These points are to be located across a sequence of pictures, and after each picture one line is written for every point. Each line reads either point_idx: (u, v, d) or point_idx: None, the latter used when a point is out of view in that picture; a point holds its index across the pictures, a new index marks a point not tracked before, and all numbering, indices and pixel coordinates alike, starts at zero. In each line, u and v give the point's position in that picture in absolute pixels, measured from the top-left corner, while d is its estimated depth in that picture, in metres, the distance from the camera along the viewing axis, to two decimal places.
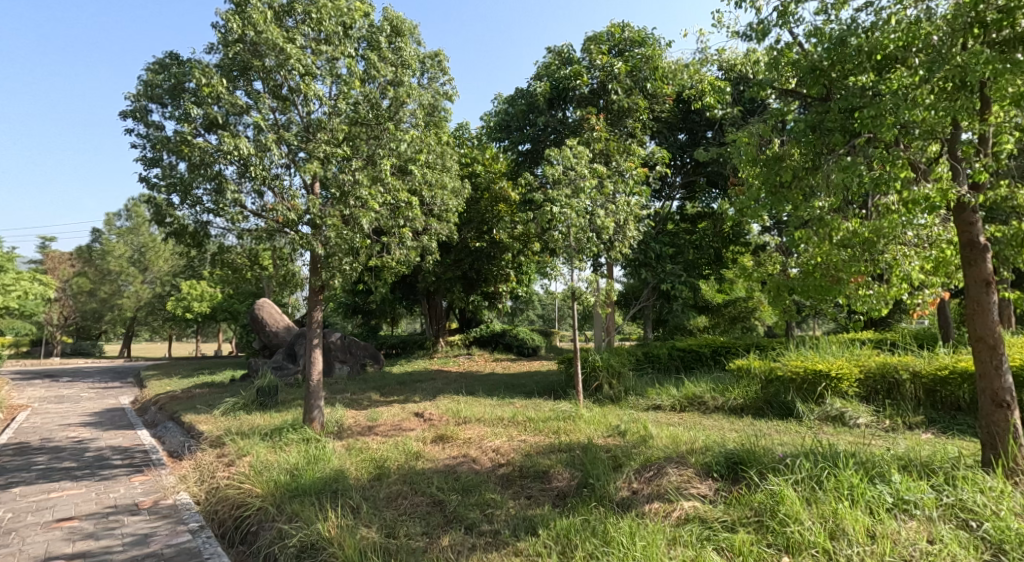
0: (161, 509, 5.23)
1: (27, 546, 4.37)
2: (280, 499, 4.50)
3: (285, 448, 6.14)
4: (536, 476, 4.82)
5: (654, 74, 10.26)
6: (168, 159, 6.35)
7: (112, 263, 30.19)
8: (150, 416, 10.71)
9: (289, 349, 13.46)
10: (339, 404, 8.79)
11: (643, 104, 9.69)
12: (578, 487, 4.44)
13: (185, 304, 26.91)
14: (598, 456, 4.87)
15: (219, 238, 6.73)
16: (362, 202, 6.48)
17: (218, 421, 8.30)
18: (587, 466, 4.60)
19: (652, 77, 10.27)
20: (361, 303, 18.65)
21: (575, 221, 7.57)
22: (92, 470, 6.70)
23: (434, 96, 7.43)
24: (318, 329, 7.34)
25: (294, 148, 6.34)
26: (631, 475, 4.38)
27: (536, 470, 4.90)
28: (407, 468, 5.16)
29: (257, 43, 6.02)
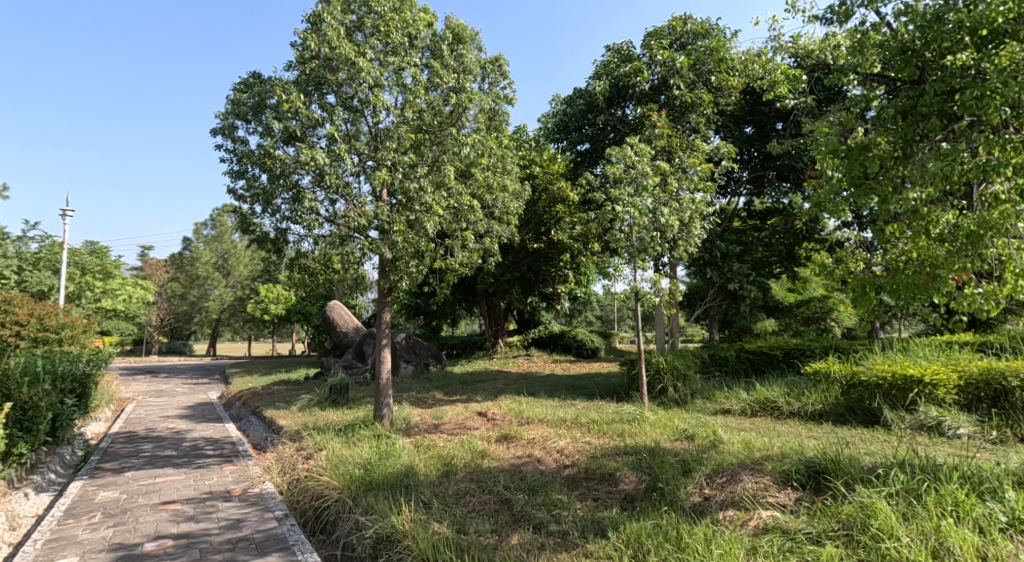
0: (250, 497, 5.59)
1: (140, 525, 4.80)
2: (356, 491, 4.69)
3: (358, 443, 6.40)
4: (603, 478, 4.77)
5: (719, 67, 9.90)
6: (252, 171, 6.77)
7: (199, 269, 32.48)
8: (235, 411, 11.49)
9: (358, 349, 14.01)
10: (405, 403, 9.06)
11: (708, 98, 9.33)
12: (647, 490, 4.36)
13: (263, 306, 28.65)
14: (667, 460, 4.75)
15: (296, 244, 7.10)
16: (427, 207, 6.64)
17: (295, 417, 8.77)
18: (655, 470, 4.50)
19: (717, 70, 9.91)
20: (424, 304, 19.12)
21: (638, 220, 7.41)
22: (189, 459, 7.27)
23: (494, 101, 7.51)
24: (387, 330, 7.60)
25: (364, 157, 6.61)
26: (702, 480, 4.25)
27: (603, 472, 4.85)
28: (473, 466, 5.24)
29: (331, 58, 6.33)
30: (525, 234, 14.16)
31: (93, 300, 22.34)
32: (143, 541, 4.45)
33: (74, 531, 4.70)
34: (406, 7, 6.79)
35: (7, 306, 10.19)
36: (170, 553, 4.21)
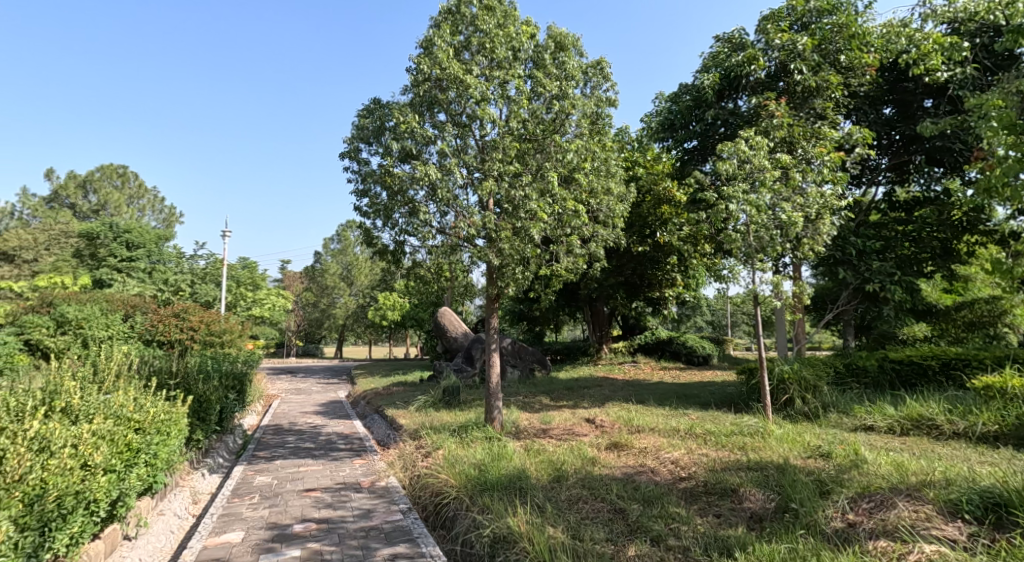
0: (377, 489, 6.00)
1: (288, 508, 5.35)
2: (473, 490, 4.85)
3: (472, 444, 6.62)
4: (725, 493, 4.51)
5: (850, 44, 8.91)
6: (375, 189, 7.32)
7: (327, 280, 35.37)
8: (360, 408, 12.43)
9: (468, 353, 14.51)
10: (513, 406, 9.22)
11: (836, 79, 8.35)
12: (778, 511, 4.06)
13: (381, 313, 30.71)
14: (801, 479, 4.38)
15: (412, 255, 7.54)
16: (533, 213, 6.73)
17: (413, 416, 9.30)
18: (786, 489, 4.19)
19: (848, 48, 8.92)
20: (527, 310, 19.35)
21: (756, 219, 6.93)
22: (325, 451, 8.00)
23: (596, 104, 7.44)
24: (495, 335, 7.80)
25: (472, 169, 6.87)
26: (846, 504, 3.86)
27: (724, 487, 4.59)
28: (585, 472, 5.20)
29: (441, 78, 6.68)
30: (630, 237, 13.78)
31: (245, 308, 25.42)
32: (293, 523, 4.96)
33: (239, 509, 5.36)
34: (510, 21, 7.00)
35: (185, 314, 12.04)
36: (314, 536, 4.65)
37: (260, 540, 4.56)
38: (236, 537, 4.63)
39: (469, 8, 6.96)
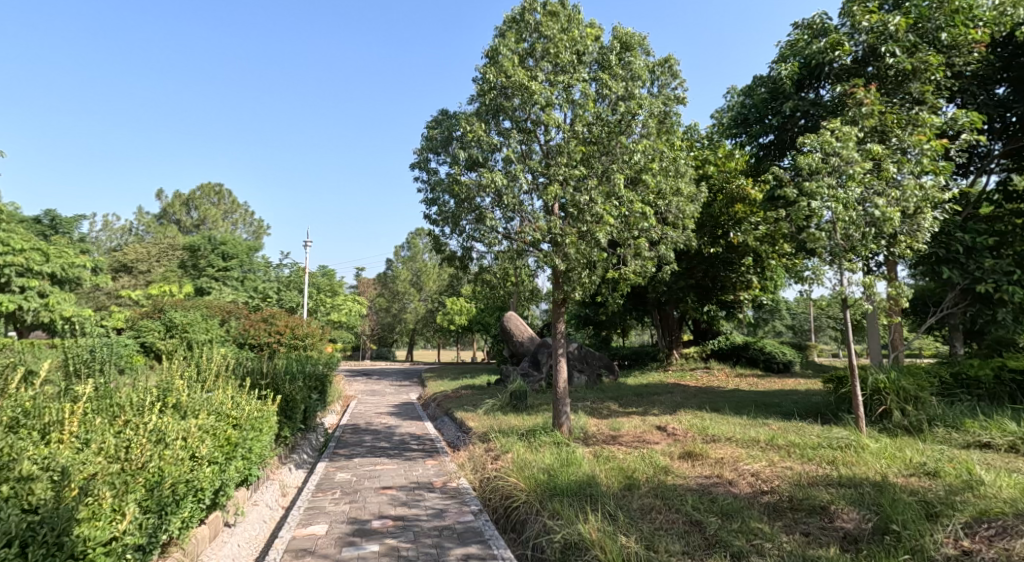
0: (449, 490, 6.17)
1: (367, 505, 5.61)
2: (543, 495, 4.89)
3: (540, 448, 6.66)
4: (814, 511, 4.27)
5: (952, 20, 8.32)
6: (443, 198, 7.56)
7: (398, 285, 36.67)
8: (431, 411, 12.80)
9: (534, 357, 14.55)
10: (581, 412, 9.17)
11: (938, 59, 7.79)
12: (876, 533, 3.80)
13: (449, 318, 31.42)
14: (903, 499, 4.09)
15: (479, 261, 7.72)
16: (598, 217, 6.66)
17: (482, 419, 9.48)
18: (886, 509, 3.92)
19: (950, 23, 8.33)
20: (593, 315, 19.17)
21: (843, 216, 6.53)
22: (399, 451, 8.31)
23: (663, 103, 7.30)
24: (562, 339, 7.80)
25: (537, 175, 6.93)
26: (959, 530, 3.56)
27: (812, 504, 4.35)
28: (658, 481, 5.10)
29: (507, 86, 6.80)
30: (701, 238, 13.33)
31: (325, 314, 26.95)
32: (371, 518, 5.20)
33: (322, 503, 5.69)
34: (574, 25, 7.03)
35: (272, 319, 13.13)
36: (391, 532, 4.85)
37: (342, 533, 4.82)
38: (320, 529, 4.92)
39: (533, 15, 7.05)
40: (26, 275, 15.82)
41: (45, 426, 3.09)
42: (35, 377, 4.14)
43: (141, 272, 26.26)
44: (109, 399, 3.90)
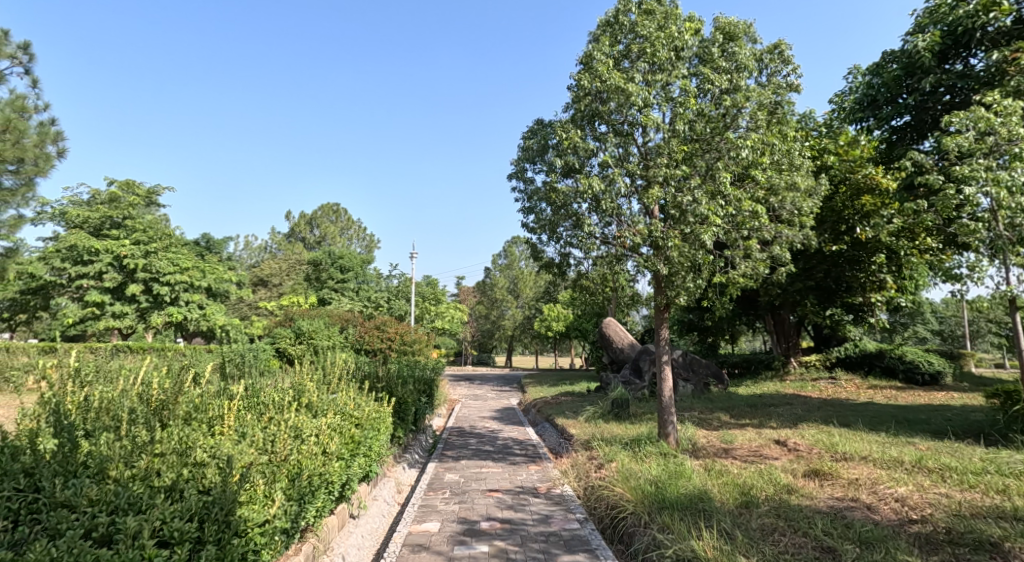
0: (554, 496, 6.22)
1: (476, 506, 5.80)
2: (650, 507, 4.77)
3: (646, 458, 6.51)
4: (978, 547, 3.76)
5: None
6: (541, 206, 7.67)
7: (496, 293, 37.42)
8: (532, 416, 12.93)
9: (634, 365, 14.19)
10: (689, 422, 8.81)
11: None
12: None
13: (547, 324, 31.51)
14: None
15: (576, 267, 7.72)
16: (702, 217, 6.40)
17: (584, 426, 9.43)
18: None
19: None
20: (697, 320, 18.35)
21: (1007, 204, 5.70)
22: (504, 455, 8.50)
23: (774, 92, 6.89)
24: (665, 346, 7.55)
25: (636, 177, 6.81)
26: None
27: (975, 539, 3.84)
28: (779, 500, 4.77)
29: (602, 91, 6.77)
30: (822, 235, 12.25)
31: (430, 322, 28.47)
32: (480, 519, 5.39)
33: (434, 502, 5.97)
34: (671, 22, 6.86)
35: (384, 326, 14.01)
36: (500, 534, 4.99)
37: (453, 532, 5.04)
38: (433, 527, 5.17)
39: (628, 16, 6.96)
40: (189, 290, 18.22)
41: (210, 419, 3.59)
42: (200, 378, 4.81)
43: (274, 285, 29.05)
44: (256, 397, 4.40)
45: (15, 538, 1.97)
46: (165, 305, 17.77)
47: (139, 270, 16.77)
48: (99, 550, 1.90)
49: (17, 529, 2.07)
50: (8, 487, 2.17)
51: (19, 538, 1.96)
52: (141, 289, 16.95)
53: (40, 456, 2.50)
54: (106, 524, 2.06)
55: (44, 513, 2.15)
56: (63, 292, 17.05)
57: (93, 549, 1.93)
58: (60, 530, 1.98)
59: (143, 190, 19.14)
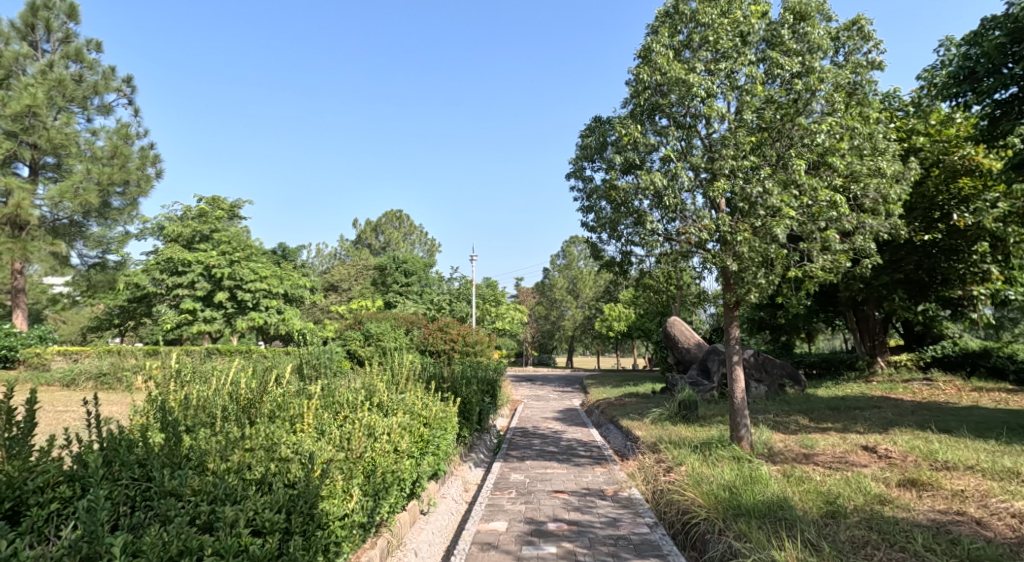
0: (622, 499, 6.10)
1: (542, 507, 5.79)
2: (725, 513, 4.59)
3: (718, 462, 6.27)
4: None
5: None
6: (600, 204, 7.56)
7: (555, 293, 37.26)
8: (596, 417, 12.78)
9: (702, 365, 13.71)
10: (764, 426, 8.42)
11: None
12: None
13: (608, 324, 31.07)
14: None
15: (639, 265, 7.56)
16: (774, 210, 6.09)
17: (651, 428, 9.21)
18: None
19: None
20: (769, 318, 17.53)
21: None
22: (569, 457, 8.43)
23: (853, 71, 6.45)
24: (736, 346, 7.24)
25: (700, 171, 6.58)
26: None
27: None
28: (870, 511, 4.45)
29: (663, 83, 6.59)
30: (912, 223, 11.35)
31: (491, 323, 28.97)
32: (547, 520, 5.37)
33: (501, 501, 6.02)
34: (736, 6, 6.59)
35: (447, 328, 14.29)
36: (568, 536, 4.95)
37: (521, 532, 5.05)
38: (501, 526, 5.21)
39: (688, 5, 6.74)
40: (269, 296, 19.29)
41: (292, 417, 3.78)
42: (281, 378, 5.09)
43: (345, 290, 30.13)
44: (332, 397, 4.60)
45: (131, 522, 2.18)
46: (248, 310, 18.90)
47: (225, 278, 17.91)
48: (204, 536, 2.05)
49: (133, 514, 2.27)
50: (126, 475, 2.39)
51: (136, 522, 2.16)
52: (227, 296, 18.15)
53: (150, 448, 2.74)
54: (207, 513, 2.23)
55: (155, 500, 2.34)
56: (163, 300, 18.55)
57: (198, 534, 2.08)
58: (169, 516, 2.14)
59: (227, 204, 20.50)
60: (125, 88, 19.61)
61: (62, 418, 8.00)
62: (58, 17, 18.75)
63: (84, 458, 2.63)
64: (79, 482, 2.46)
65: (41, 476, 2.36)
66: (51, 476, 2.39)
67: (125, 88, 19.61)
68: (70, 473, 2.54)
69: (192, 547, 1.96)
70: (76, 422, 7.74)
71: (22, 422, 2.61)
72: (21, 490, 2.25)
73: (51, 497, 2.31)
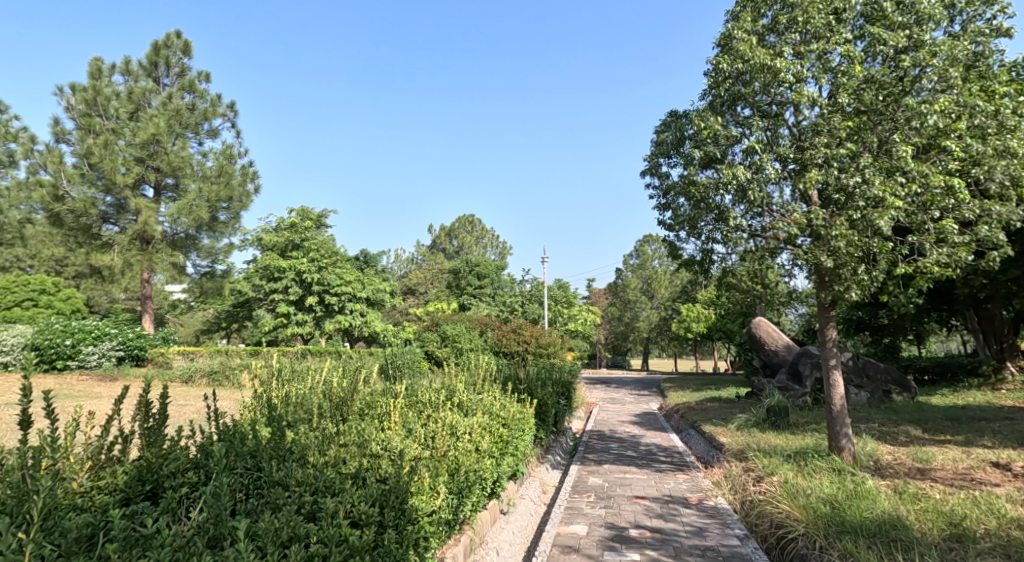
0: (707, 508, 5.81)
1: (623, 512, 5.64)
2: (827, 530, 4.24)
3: (815, 474, 5.83)
4: None
5: None
6: (678, 201, 7.28)
7: (629, 294, 36.50)
8: (675, 422, 12.36)
9: (792, 369, 12.89)
10: (868, 436, 7.73)
11: None
12: None
13: (685, 325, 29.97)
14: None
15: (720, 263, 7.19)
16: (876, 200, 5.58)
17: (736, 435, 8.74)
18: None
19: None
20: (869, 318, 16.20)
21: None
22: (649, 462, 8.17)
23: (972, 41, 5.79)
24: (833, 348, 6.69)
25: (789, 162, 6.15)
26: None
27: None
28: (1004, 537, 3.95)
29: (745, 72, 6.23)
30: None
31: (563, 325, 28.83)
32: (628, 526, 5.21)
33: (580, 505, 5.92)
34: None
35: (520, 330, 14.36)
36: (651, 543, 4.78)
37: (602, 537, 4.94)
38: (582, 529, 5.12)
39: None
40: (353, 300, 20.24)
41: (380, 415, 3.91)
42: (367, 378, 5.29)
43: (421, 293, 30.14)
44: (415, 396, 4.71)
45: (246, 508, 2.33)
46: (335, 313, 19.92)
47: (315, 283, 19.03)
48: (309, 525, 2.14)
49: (247, 500, 2.44)
50: (240, 465, 2.58)
51: (251, 508, 2.32)
52: (316, 300, 19.24)
53: (260, 440, 2.93)
54: (311, 504, 2.34)
55: (265, 489, 2.51)
56: (261, 304, 19.99)
57: (304, 522, 2.19)
58: (279, 504, 2.28)
59: (315, 213, 21.73)
60: (229, 112, 21.34)
61: (183, 411, 8.83)
62: (176, 54, 20.63)
63: (206, 447, 2.85)
64: (203, 469, 2.66)
65: (173, 463, 2.60)
66: (181, 463, 2.62)
67: (229, 113, 21.34)
68: (196, 461, 2.76)
69: (299, 535, 2.07)
70: (195, 415, 8.49)
71: (157, 414, 2.90)
72: (157, 475, 2.57)
73: (180, 482, 2.52)
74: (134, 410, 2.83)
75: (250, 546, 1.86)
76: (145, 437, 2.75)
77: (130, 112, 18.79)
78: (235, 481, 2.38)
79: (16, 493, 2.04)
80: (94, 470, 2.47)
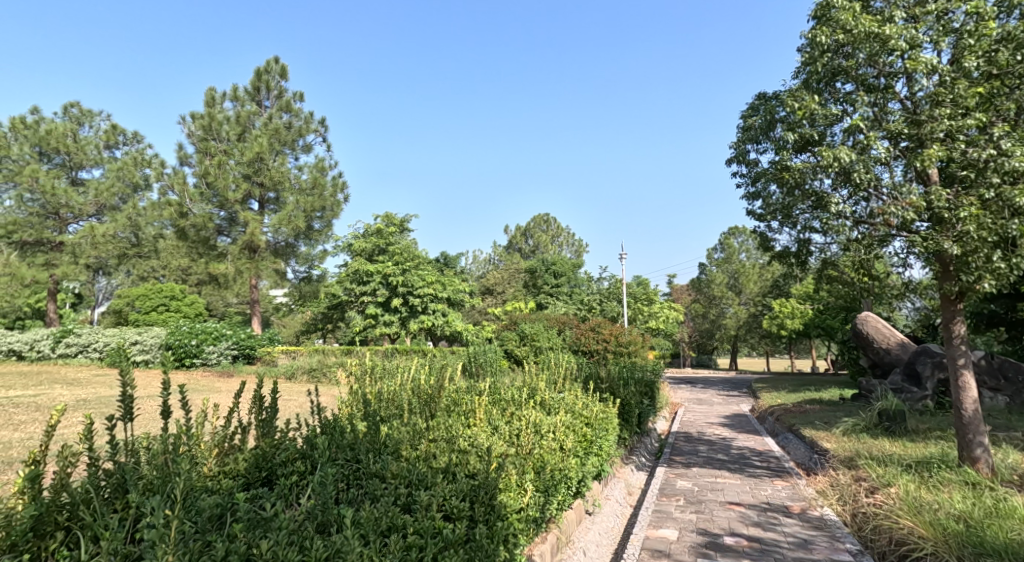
0: (812, 519, 5.33)
1: (716, 518, 5.31)
2: (962, 550, 3.73)
3: (942, 486, 5.19)
4: None
5: None
6: (770, 188, 6.77)
7: (714, 290, 34.80)
8: (770, 425, 11.59)
9: (907, 370, 11.65)
10: (1005, 446, 6.77)
11: None
12: None
13: (778, 322, 28.08)
14: None
15: (820, 253, 6.61)
16: (1015, 174, 4.86)
17: (842, 440, 8.01)
18: None
19: None
20: (1002, 312, 14.27)
21: None
22: (742, 466, 7.66)
23: None
24: (958, 345, 5.91)
25: (901, 138, 5.50)
26: None
27: None
28: None
29: (846, 44, 5.65)
30: None
31: (643, 322, 28.09)
32: (723, 534, 4.88)
33: (669, 508, 5.63)
34: None
35: (600, 328, 14.08)
36: (749, 553, 4.44)
37: (694, 543, 4.65)
38: (672, 534, 4.86)
39: None
40: (435, 300, 20.79)
41: (465, 411, 3.90)
42: (450, 375, 5.33)
43: (499, 293, 30.42)
44: (498, 394, 4.67)
45: (348, 496, 2.37)
46: (419, 313, 20.56)
47: (399, 285, 19.78)
48: (406, 515, 2.14)
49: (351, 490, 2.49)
50: (342, 457, 2.63)
51: (352, 497, 2.35)
52: (401, 301, 19.97)
53: (358, 433, 2.99)
54: (405, 495, 2.33)
55: (364, 480, 2.54)
56: (353, 307, 20.81)
57: (400, 513, 2.18)
58: (376, 495, 2.29)
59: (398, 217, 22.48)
60: (320, 127, 22.61)
61: (288, 405, 9.46)
62: (275, 79, 22.06)
63: (312, 438, 2.94)
64: (310, 458, 2.73)
65: (284, 452, 2.70)
66: (291, 452, 2.72)
67: (320, 127, 22.61)
68: (303, 452, 2.85)
69: (398, 525, 2.06)
70: (297, 409, 9.07)
71: (269, 408, 3.03)
72: (271, 463, 2.66)
73: (291, 470, 2.61)
74: (249, 403, 2.98)
75: (354, 532, 1.87)
76: (260, 428, 2.87)
77: (238, 134, 20.36)
78: (337, 471, 2.43)
79: (161, 473, 2.19)
80: (220, 457, 2.61)
